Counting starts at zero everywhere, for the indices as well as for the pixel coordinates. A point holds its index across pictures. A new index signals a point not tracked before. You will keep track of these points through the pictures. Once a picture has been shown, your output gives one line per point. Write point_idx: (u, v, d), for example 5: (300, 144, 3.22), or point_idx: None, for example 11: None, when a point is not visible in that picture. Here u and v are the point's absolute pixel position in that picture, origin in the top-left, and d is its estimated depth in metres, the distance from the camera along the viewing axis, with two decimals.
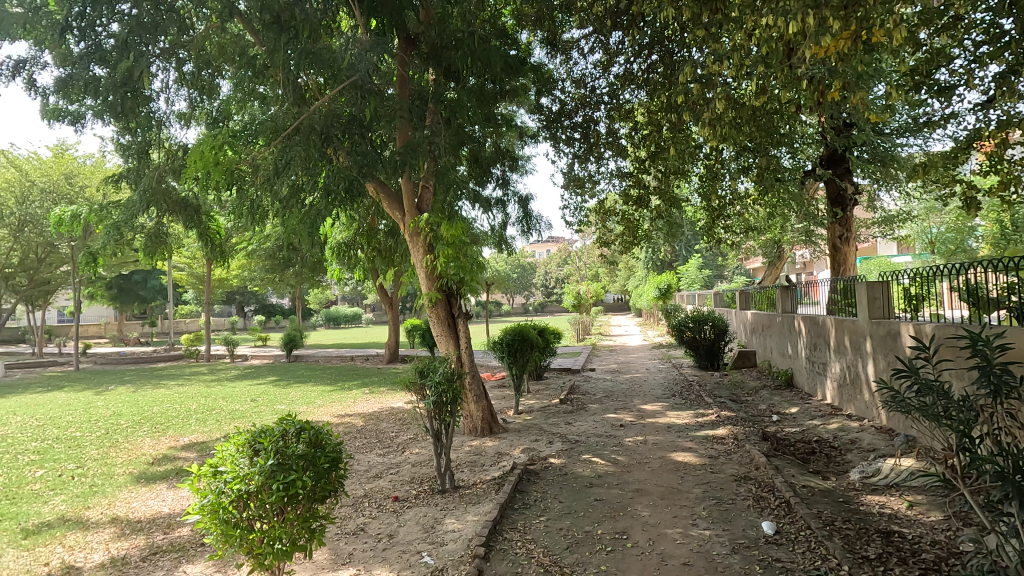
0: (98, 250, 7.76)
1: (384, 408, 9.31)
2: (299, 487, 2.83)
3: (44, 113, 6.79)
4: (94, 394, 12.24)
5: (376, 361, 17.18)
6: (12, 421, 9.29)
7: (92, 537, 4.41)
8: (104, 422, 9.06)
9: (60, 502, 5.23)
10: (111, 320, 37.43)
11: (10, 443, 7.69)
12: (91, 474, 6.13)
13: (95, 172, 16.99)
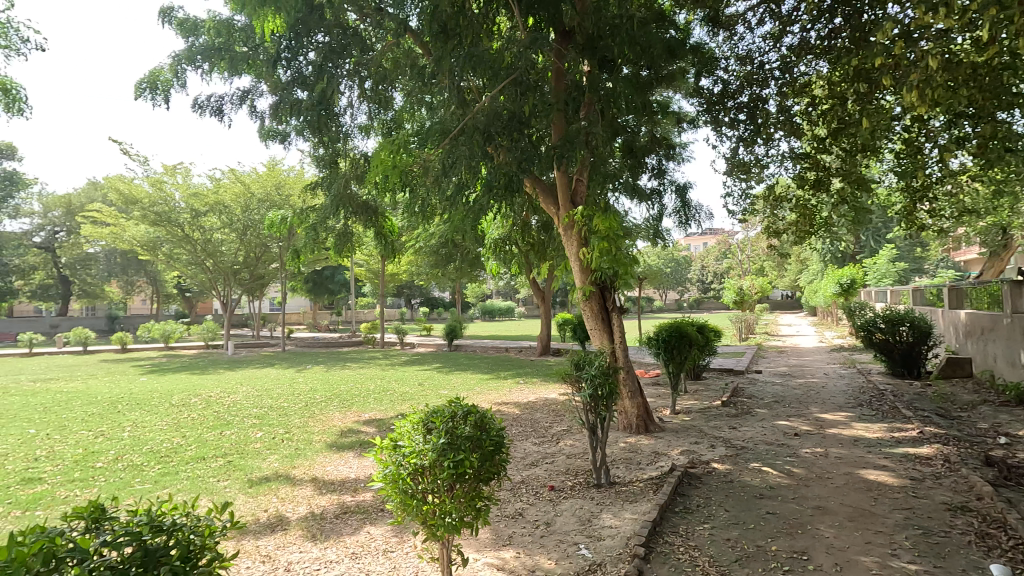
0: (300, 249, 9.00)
1: (538, 399, 9.55)
2: (467, 466, 2.99)
3: (261, 134, 8.11)
4: (297, 372, 14.41)
5: (529, 353, 17.73)
6: (239, 390, 11.31)
7: (298, 492, 5.16)
8: (305, 395, 10.60)
9: (274, 460, 6.22)
10: (308, 309, 43.74)
11: (239, 408, 9.36)
12: (296, 439, 7.21)
13: (297, 181, 19.88)
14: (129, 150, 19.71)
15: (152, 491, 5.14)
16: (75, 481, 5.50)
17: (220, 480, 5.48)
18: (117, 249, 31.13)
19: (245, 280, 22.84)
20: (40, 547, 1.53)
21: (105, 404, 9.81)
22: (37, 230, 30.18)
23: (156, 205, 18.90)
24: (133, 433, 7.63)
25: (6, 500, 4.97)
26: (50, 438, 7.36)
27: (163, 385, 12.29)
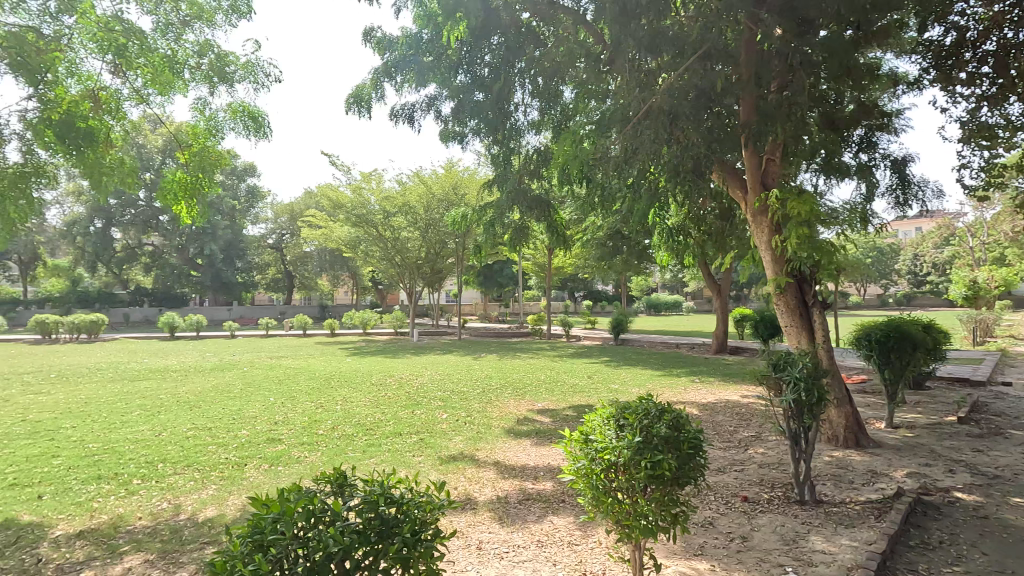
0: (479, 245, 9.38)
1: (718, 400, 8.87)
2: (665, 468, 2.79)
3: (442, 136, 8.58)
4: (473, 359, 15.36)
5: (702, 350, 16.66)
6: (425, 374, 12.40)
7: (483, 474, 5.41)
8: (481, 382, 11.23)
9: (459, 441, 6.64)
10: (479, 301, 46.60)
11: (426, 390, 10.25)
12: (477, 422, 7.62)
13: (471, 181, 21.13)
14: (336, 162, 22.80)
15: (362, 459, 5.82)
16: (304, 444, 6.47)
17: (414, 455, 6.00)
18: (326, 248, 36.39)
19: (426, 274, 25.05)
20: (301, 505, 1.74)
21: (322, 381, 11.47)
22: (270, 233, 36.63)
23: (356, 209, 21.63)
24: (344, 407, 8.78)
25: (257, 455, 6.03)
26: (285, 406, 8.80)
27: (364, 366, 14.00)
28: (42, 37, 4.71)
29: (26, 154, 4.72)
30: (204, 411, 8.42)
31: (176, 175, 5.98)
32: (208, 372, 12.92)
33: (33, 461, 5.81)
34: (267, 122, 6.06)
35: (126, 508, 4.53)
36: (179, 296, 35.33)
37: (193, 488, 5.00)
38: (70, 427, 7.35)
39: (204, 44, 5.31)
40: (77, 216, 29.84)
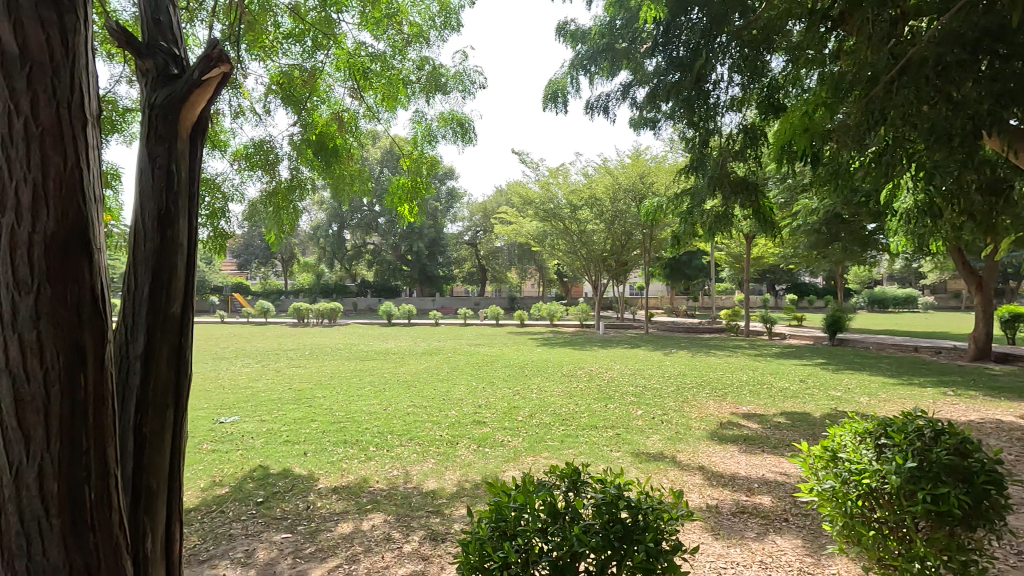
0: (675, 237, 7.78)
1: (986, 419, 7.10)
2: (953, 504, 2.22)
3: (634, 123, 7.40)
4: (664, 355, 14.75)
5: (954, 356, 13.63)
6: (615, 367, 12.25)
7: (687, 477, 5.05)
8: (675, 379, 10.68)
9: (657, 440, 6.34)
10: (665, 294, 44.82)
11: (617, 384, 10.08)
12: (675, 422, 7.23)
13: (660, 169, 20.24)
14: (525, 160, 23.80)
15: (561, 449, 5.91)
16: (506, 429, 6.81)
17: (612, 449, 5.89)
18: (516, 243, 38.38)
19: (612, 267, 24.80)
20: (542, 498, 1.78)
21: (516, 369, 12.05)
22: (466, 231, 39.91)
23: (544, 204, 22.34)
24: (539, 395, 9.06)
25: (466, 435, 6.52)
26: (486, 391, 9.42)
27: (554, 357, 14.37)
28: (304, 73, 5.61)
29: (293, 170, 5.66)
30: (419, 390, 9.44)
31: (399, 181, 6.13)
32: (420, 356, 14.52)
33: (299, 423, 7.09)
34: (473, 127, 5.69)
35: (366, 470, 5.24)
36: (394, 288, 40.54)
37: (416, 459, 5.59)
38: (323, 397, 8.84)
39: (422, 59, 5.52)
40: (320, 222, 36.00)
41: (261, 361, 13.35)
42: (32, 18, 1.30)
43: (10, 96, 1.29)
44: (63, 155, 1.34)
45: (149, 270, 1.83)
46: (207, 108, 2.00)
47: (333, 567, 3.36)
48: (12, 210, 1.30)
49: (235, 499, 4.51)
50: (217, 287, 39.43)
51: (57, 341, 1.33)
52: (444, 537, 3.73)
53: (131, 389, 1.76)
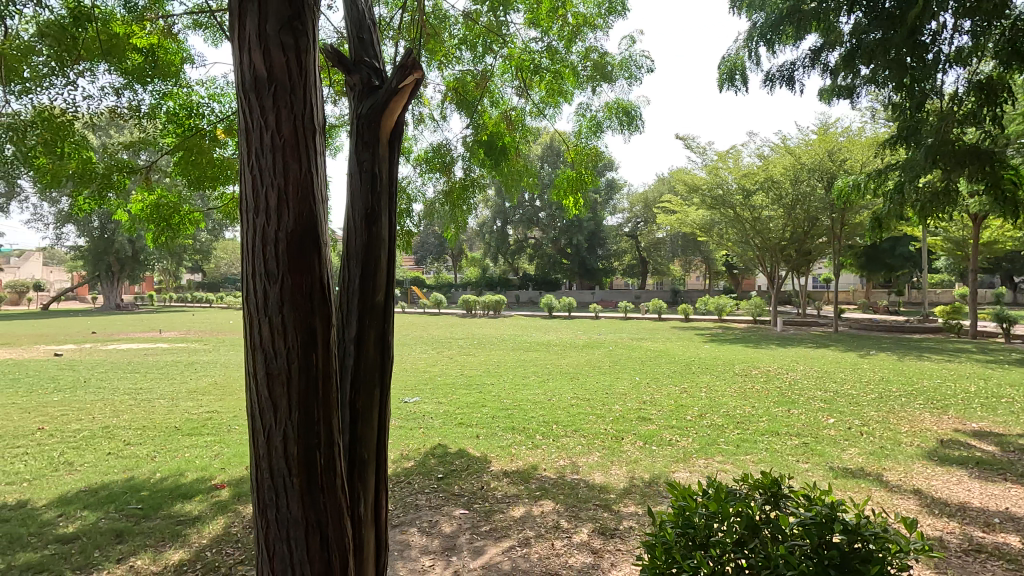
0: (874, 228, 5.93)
1: None
2: None
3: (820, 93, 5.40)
4: (860, 356, 12.85)
5: None
6: (798, 369, 10.98)
7: (899, 501, 4.29)
8: (876, 385, 9.22)
9: (857, 454, 5.52)
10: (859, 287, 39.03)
11: (802, 388, 9.02)
12: (879, 435, 6.22)
13: (855, 142, 17.61)
14: (691, 145, 22.48)
15: (737, 454, 5.46)
16: (674, 428, 6.50)
17: (800, 460, 5.27)
18: (679, 233, 36.56)
19: (792, 256, 22.29)
20: (738, 509, 1.71)
21: (683, 365, 11.46)
22: (626, 222, 39.07)
23: (712, 190, 20.89)
24: (710, 395, 8.49)
25: (632, 431, 6.36)
26: (650, 387, 9.10)
27: (725, 354, 13.38)
28: (475, 77, 5.90)
29: (466, 171, 6.00)
30: (582, 383, 9.47)
31: (564, 173, 6.09)
32: (581, 348, 14.58)
33: (471, 407, 7.57)
34: (640, 115, 5.49)
35: (534, 458, 5.39)
36: (554, 281, 41.33)
37: (582, 451, 5.60)
38: (491, 384, 9.33)
39: (589, 49, 5.44)
40: (485, 218, 38.10)
41: (437, 348, 14.57)
42: (276, 43, 1.52)
43: (263, 113, 1.53)
44: (301, 161, 1.55)
45: (358, 262, 2.05)
46: (403, 113, 2.18)
47: (508, 548, 3.51)
48: (265, 210, 1.54)
49: (420, 473, 4.96)
50: (398, 281, 44.06)
51: (296, 324, 1.54)
52: (614, 533, 3.67)
53: (348, 367, 1.99)
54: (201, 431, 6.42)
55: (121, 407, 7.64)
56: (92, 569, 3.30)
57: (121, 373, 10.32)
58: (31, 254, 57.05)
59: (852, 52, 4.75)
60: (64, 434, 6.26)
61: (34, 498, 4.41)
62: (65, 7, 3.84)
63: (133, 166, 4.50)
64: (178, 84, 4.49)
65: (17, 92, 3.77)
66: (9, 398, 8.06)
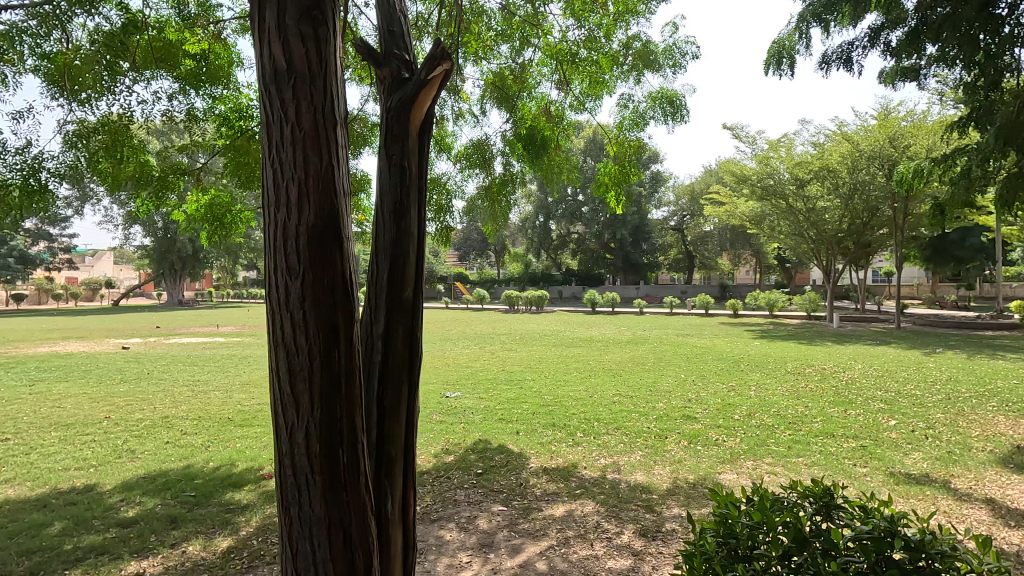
0: (942, 215, 5.48)
1: None
2: None
3: (883, 76, 5.03)
4: (925, 354, 12.08)
5: None
6: (856, 367, 10.41)
7: (969, 511, 3.97)
8: (943, 385, 8.63)
9: (921, 459, 5.16)
10: (924, 281, 36.75)
11: (859, 387, 8.54)
12: (946, 440, 5.79)
13: (921, 127, 16.53)
14: (740, 134, 21.70)
15: (789, 456, 5.21)
16: (721, 428, 6.25)
17: (858, 464, 4.97)
18: (728, 226, 35.44)
19: (851, 249, 21.16)
20: (784, 519, 1.63)
21: (731, 363, 11.09)
22: (672, 216, 38.20)
23: (763, 181, 20.10)
24: (759, 393, 8.17)
25: (676, 430, 6.18)
26: (696, 385, 8.84)
27: (776, 351, 12.86)
28: (514, 71, 5.84)
29: (506, 166, 5.93)
30: (625, 379, 9.29)
31: (605, 168, 5.93)
32: (625, 344, 14.34)
33: (512, 403, 7.55)
34: (686, 104, 5.28)
35: (575, 456, 5.31)
36: (597, 276, 40.82)
37: (624, 450, 5.47)
38: (532, 380, 9.29)
39: (632, 37, 5.27)
40: (528, 214, 37.98)
41: (479, 343, 14.66)
42: (296, 33, 1.51)
43: (283, 105, 1.53)
44: (321, 154, 1.54)
45: (387, 258, 2.04)
46: (432, 106, 2.14)
47: (547, 547, 3.45)
48: (285, 204, 1.54)
49: (459, 468, 4.96)
50: (442, 277, 44.63)
51: (318, 319, 1.53)
52: (655, 535, 3.56)
53: (375, 363, 1.98)
54: (252, 422, 6.65)
55: (180, 398, 8.03)
56: (148, 553, 3.45)
57: (181, 366, 10.85)
58: (103, 253, 60.93)
59: (915, 30, 4.39)
60: (128, 423, 6.62)
61: (100, 483, 4.67)
62: (123, 17, 3.99)
63: (187, 169, 4.66)
64: (229, 88, 4.62)
65: (82, 100, 3.93)
66: (81, 389, 8.62)
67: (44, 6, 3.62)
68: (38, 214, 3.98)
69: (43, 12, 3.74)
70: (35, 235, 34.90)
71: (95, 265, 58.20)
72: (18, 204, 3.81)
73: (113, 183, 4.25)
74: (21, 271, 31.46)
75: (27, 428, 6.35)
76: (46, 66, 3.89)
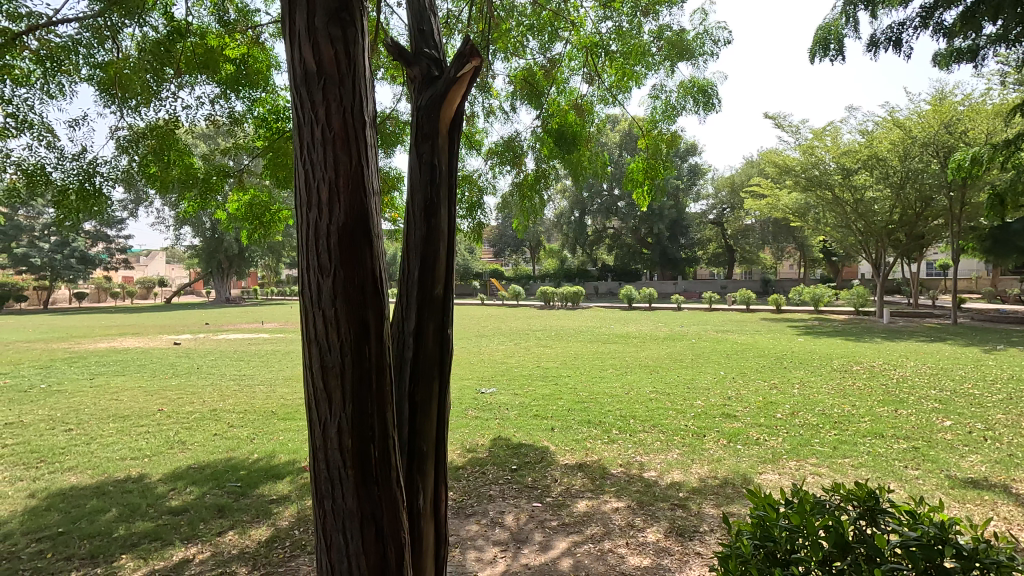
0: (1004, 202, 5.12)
1: None
2: None
3: (938, 58, 4.73)
4: (984, 352, 11.44)
5: None
6: (907, 364, 9.93)
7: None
8: (1004, 384, 8.14)
9: (979, 462, 4.88)
10: (984, 274, 34.69)
11: (911, 386, 8.16)
12: (1007, 441, 5.47)
13: (980, 110, 15.62)
14: (783, 123, 21.03)
15: (834, 457, 5.02)
16: (762, 427, 6.07)
17: (908, 467, 4.74)
18: (770, 218, 34.34)
19: (902, 241, 20.16)
20: (826, 523, 1.59)
21: (773, 360, 10.75)
22: (711, 209, 37.33)
23: (808, 171, 19.40)
24: (803, 392, 7.89)
25: (715, 429, 6.04)
26: (736, 382, 8.61)
27: (822, 348, 12.38)
28: (543, 67, 5.80)
29: (537, 163, 5.90)
30: (662, 376, 9.13)
31: (636, 162, 5.83)
32: (662, 340, 14.09)
33: (547, 399, 7.54)
34: (719, 93, 5.14)
35: (610, 453, 5.25)
36: (634, 271, 40.27)
37: (660, 448, 5.39)
38: (568, 376, 9.23)
39: (662, 27, 5.15)
40: (563, 209, 37.74)
41: (514, 339, 14.70)
42: (325, 35, 1.54)
43: (314, 107, 1.56)
44: (350, 153, 1.57)
45: (418, 255, 2.06)
46: (461, 104, 2.14)
47: (578, 544, 3.44)
48: (317, 203, 1.58)
49: (493, 463, 4.99)
50: (478, 273, 44.84)
51: (348, 318, 1.56)
52: (692, 535, 3.50)
53: (407, 360, 2.01)
54: (294, 416, 6.85)
55: (227, 392, 8.34)
56: (196, 540, 3.60)
57: (228, 361, 11.29)
58: (156, 253, 63.81)
59: (972, 8, 4.07)
60: (179, 415, 6.92)
61: (151, 473, 4.90)
62: (167, 25, 4.17)
63: (229, 170, 4.81)
64: (267, 91, 4.74)
65: (131, 107, 4.10)
66: (137, 382, 9.08)
67: (96, 18, 3.80)
68: (94, 217, 4.19)
69: (96, 23, 3.93)
70: (95, 236, 36.84)
71: (148, 265, 60.98)
72: (75, 207, 4.02)
73: (162, 186, 4.43)
74: (82, 271, 33.30)
75: (87, 420, 6.73)
76: (99, 76, 4.08)
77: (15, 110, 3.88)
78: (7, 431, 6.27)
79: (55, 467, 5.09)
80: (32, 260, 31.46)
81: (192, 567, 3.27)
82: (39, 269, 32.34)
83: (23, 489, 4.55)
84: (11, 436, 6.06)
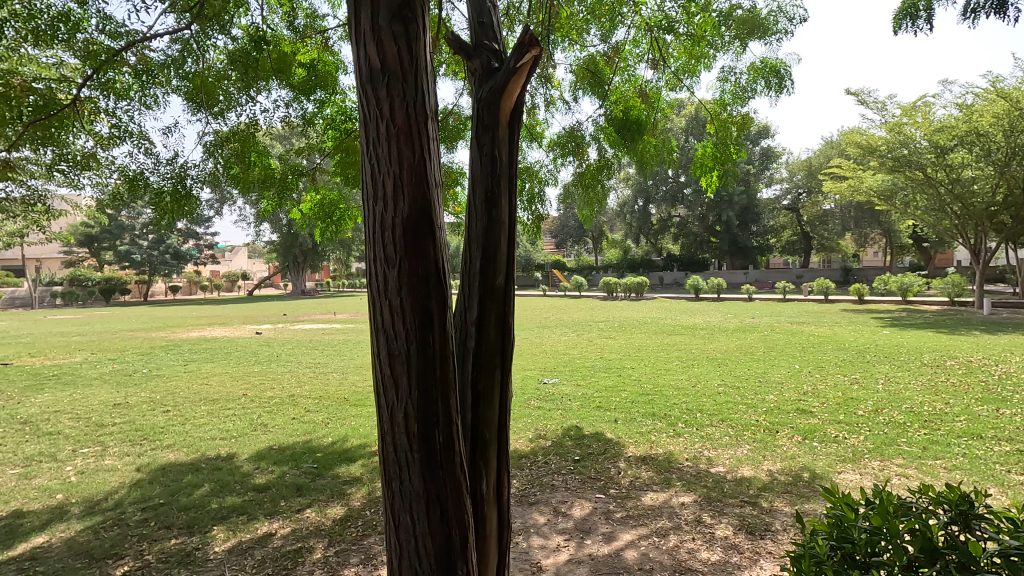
0: None
1: None
2: None
3: None
4: None
5: None
6: (1013, 360, 9.00)
7: None
8: None
9: None
10: None
11: (1014, 382, 7.41)
12: None
13: None
14: (867, 100, 19.62)
15: (924, 458, 4.66)
16: (841, 424, 5.73)
17: (1011, 471, 4.33)
18: (851, 202, 32.04)
19: (1006, 224, 18.14)
20: (911, 526, 1.49)
21: (853, 353, 10.07)
22: (785, 195, 35.37)
23: (895, 151, 18.01)
24: (888, 387, 7.35)
25: (789, 425, 5.76)
26: (813, 376, 8.16)
27: (911, 341, 11.43)
28: (605, 55, 5.70)
29: (599, 153, 5.78)
30: (731, 369, 8.81)
31: (704, 147, 5.57)
32: (731, 332, 13.56)
33: (610, 390, 7.46)
34: (792, 74, 4.86)
35: (675, 447, 5.13)
36: (700, 261, 38.89)
37: (730, 443, 5.20)
38: (632, 368, 9.09)
39: (732, 6, 4.88)
40: (625, 198, 37.01)
41: (576, 330, 14.65)
42: (388, 33, 1.59)
43: (379, 105, 1.62)
44: (413, 149, 1.62)
45: (480, 247, 2.09)
46: (520, 94, 2.15)
47: (642, 536, 3.39)
48: (382, 197, 1.64)
49: (556, 453, 5.00)
50: (540, 264, 44.93)
51: (413, 306, 1.62)
52: (763, 534, 3.36)
53: (469, 349, 2.06)
54: (365, 402, 7.15)
55: (303, 378, 8.86)
56: (277, 515, 3.86)
57: (304, 349, 11.99)
58: (239, 249, 68.58)
59: None
60: (260, 399, 7.43)
61: (238, 452, 5.28)
62: (245, 36, 4.40)
63: (302, 169, 5.05)
64: (334, 93, 4.88)
65: (216, 113, 4.39)
66: (224, 368, 9.81)
67: (183, 32, 4.09)
68: (186, 217, 4.52)
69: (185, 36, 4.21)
70: (186, 233, 40.02)
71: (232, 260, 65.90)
72: (169, 207, 4.35)
73: (244, 186, 4.72)
74: (175, 266, 36.31)
75: (182, 402, 7.34)
76: (186, 85, 4.37)
77: (117, 121, 4.25)
78: (115, 410, 6.98)
79: (155, 444, 5.59)
80: (133, 257, 34.59)
81: (275, 540, 3.51)
82: (139, 266, 35.52)
83: (130, 463, 5.04)
84: (120, 415, 6.73)
